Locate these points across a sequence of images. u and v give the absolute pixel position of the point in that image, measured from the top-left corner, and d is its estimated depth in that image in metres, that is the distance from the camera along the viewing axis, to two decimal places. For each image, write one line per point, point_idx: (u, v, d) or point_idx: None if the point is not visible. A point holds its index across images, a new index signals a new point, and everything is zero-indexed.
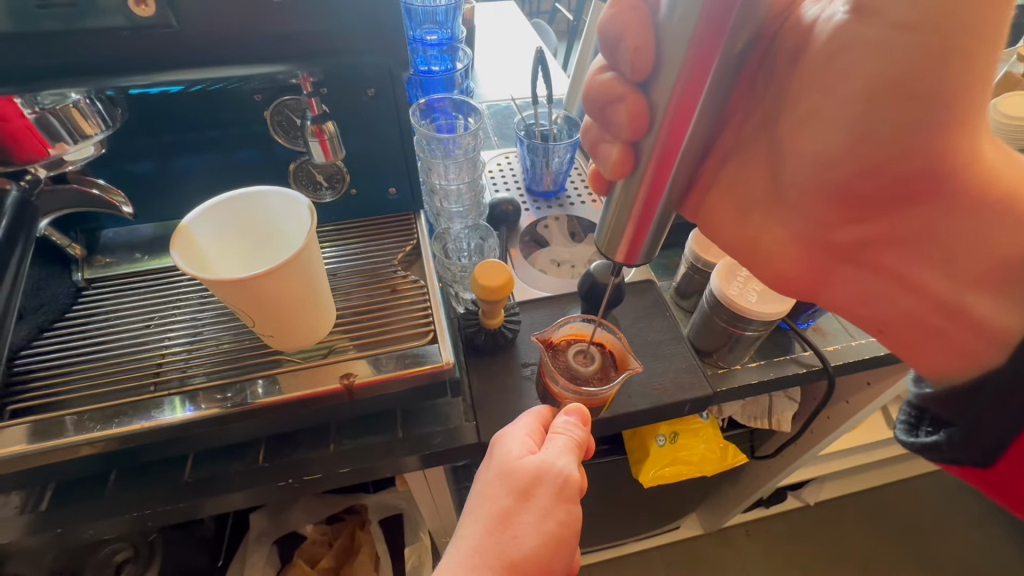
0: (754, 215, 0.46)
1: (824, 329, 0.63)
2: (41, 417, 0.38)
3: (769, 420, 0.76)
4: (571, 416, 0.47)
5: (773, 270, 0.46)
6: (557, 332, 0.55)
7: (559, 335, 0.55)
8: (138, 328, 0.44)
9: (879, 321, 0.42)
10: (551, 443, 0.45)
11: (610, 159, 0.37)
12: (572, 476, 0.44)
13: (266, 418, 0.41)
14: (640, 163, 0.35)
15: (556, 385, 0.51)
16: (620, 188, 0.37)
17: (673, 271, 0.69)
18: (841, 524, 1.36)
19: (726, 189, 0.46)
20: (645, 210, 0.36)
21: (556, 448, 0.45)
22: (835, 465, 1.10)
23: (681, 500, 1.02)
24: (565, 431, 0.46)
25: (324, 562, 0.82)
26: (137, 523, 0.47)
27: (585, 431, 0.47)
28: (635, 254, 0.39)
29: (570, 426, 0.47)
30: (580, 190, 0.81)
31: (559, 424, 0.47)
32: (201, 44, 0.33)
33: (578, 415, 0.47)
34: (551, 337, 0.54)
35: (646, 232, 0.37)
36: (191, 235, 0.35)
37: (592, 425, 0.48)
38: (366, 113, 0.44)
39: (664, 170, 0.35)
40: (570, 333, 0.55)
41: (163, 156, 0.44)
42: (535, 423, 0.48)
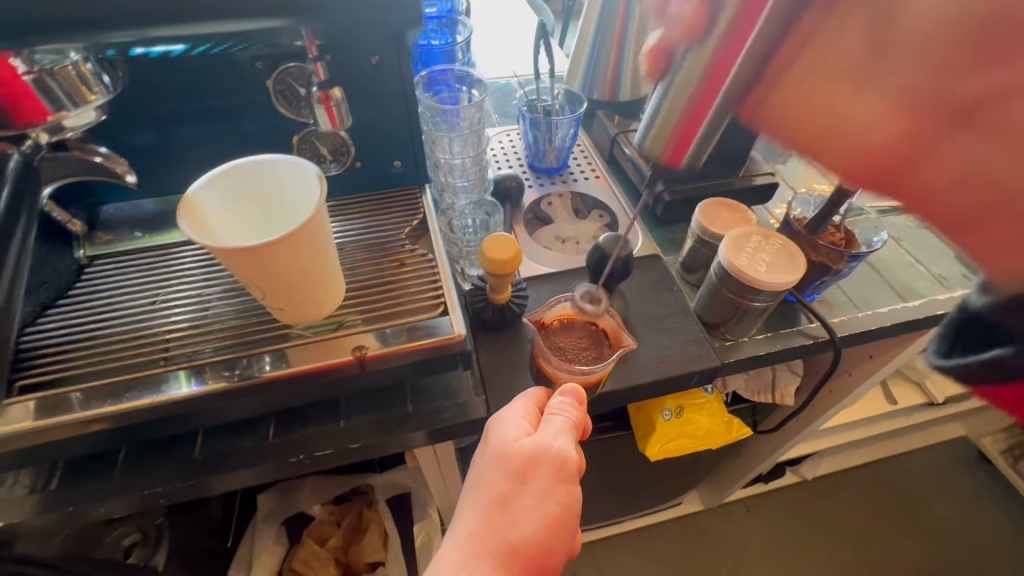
0: (833, 93, 0.31)
1: (830, 300, 0.63)
2: (48, 394, 0.37)
3: (772, 394, 0.77)
4: (567, 396, 0.47)
5: (851, 153, 0.32)
6: (549, 312, 0.55)
7: (551, 315, 0.55)
8: (144, 304, 0.44)
9: (964, 216, 0.29)
10: (548, 424, 0.45)
11: (683, 18, 0.35)
12: (570, 457, 0.44)
13: (276, 393, 0.41)
14: (710, 31, 0.33)
15: (550, 365, 0.50)
16: (682, 74, 0.37)
17: (679, 247, 0.69)
18: (839, 498, 1.38)
19: (804, 71, 0.32)
20: (701, 99, 0.36)
21: (553, 428, 0.45)
22: (835, 440, 1.12)
23: (684, 475, 1.03)
24: (561, 411, 0.46)
25: (333, 541, 0.84)
26: (148, 500, 0.47)
27: (581, 412, 0.47)
28: (681, 156, 0.40)
29: (565, 406, 0.46)
30: (583, 166, 0.81)
31: (554, 405, 0.46)
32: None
33: (573, 396, 0.47)
34: (543, 318, 0.54)
35: (695, 132, 0.38)
36: (199, 204, 0.33)
37: (588, 405, 0.47)
38: (370, 80, 0.43)
39: (729, 53, 0.33)
40: (563, 313, 0.55)
41: (163, 126, 0.43)
42: (531, 406, 0.48)
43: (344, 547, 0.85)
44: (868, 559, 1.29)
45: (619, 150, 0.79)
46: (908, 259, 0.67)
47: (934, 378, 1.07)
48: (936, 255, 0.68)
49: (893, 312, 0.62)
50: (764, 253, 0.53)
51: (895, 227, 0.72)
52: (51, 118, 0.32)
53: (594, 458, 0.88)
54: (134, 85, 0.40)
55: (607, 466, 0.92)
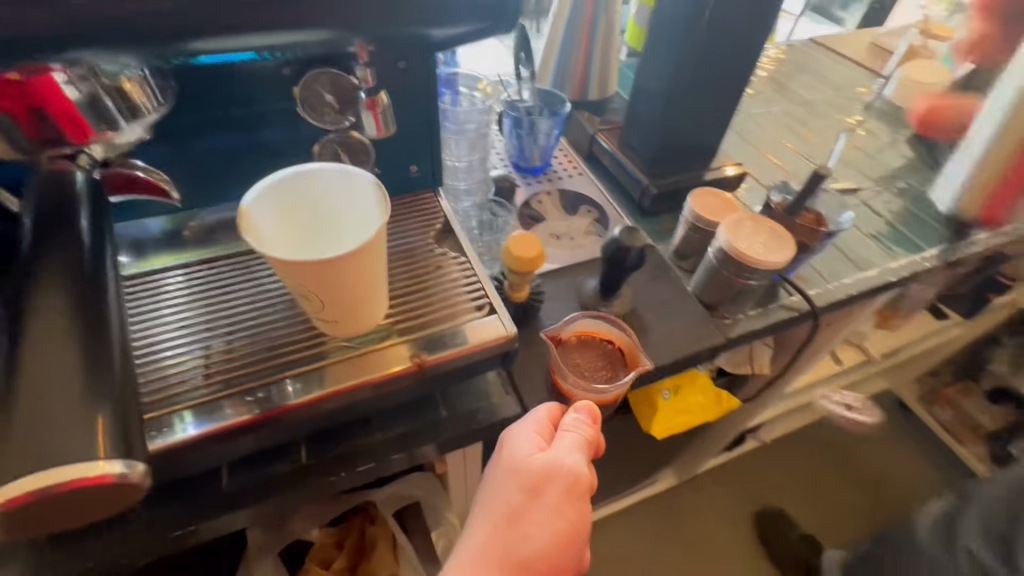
0: None
1: (803, 275, 0.70)
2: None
3: (751, 365, 0.84)
4: (580, 413, 0.49)
5: None
6: (567, 329, 0.59)
7: (568, 331, 0.59)
8: (168, 328, 0.41)
9: None
10: (561, 440, 0.47)
11: None
12: (581, 474, 0.45)
13: (322, 412, 0.41)
14: None
15: (568, 383, 0.54)
16: None
17: (666, 236, 0.74)
18: (792, 457, 1.52)
19: None
20: None
21: (566, 445, 0.46)
22: (792, 404, 1.23)
23: (668, 450, 1.10)
24: (574, 428, 0.48)
25: (338, 564, 0.81)
26: (174, 545, 0.44)
27: (594, 429, 0.49)
28: None
29: (579, 423, 0.48)
30: (565, 163, 0.83)
31: (568, 422, 0.48)
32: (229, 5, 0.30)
33: (586, 412, 0.49)
34: (561, 334, 0.58)
35: None
36: (253, 219, 0.32)
37: (600, 422, 0.50)
38: (397, 86, 0.43)
39: None
40: (580, 330, 0.59)
41: (172, 140, 0.40)
42: (545, 421, 0.49)
43: (351, 568, 0.82)
44: (820, 510, 1.44)
45: (599, 146, 0.83)
46: (861, 235, 0.77)
47: (871, 338, 1.21)
48: (879, 231, 0.79)
49: (856, 282, 0.70)
50: (758, 235, 0.58)
51: None
52: (95, 134, 0.32)
53: None
54: None
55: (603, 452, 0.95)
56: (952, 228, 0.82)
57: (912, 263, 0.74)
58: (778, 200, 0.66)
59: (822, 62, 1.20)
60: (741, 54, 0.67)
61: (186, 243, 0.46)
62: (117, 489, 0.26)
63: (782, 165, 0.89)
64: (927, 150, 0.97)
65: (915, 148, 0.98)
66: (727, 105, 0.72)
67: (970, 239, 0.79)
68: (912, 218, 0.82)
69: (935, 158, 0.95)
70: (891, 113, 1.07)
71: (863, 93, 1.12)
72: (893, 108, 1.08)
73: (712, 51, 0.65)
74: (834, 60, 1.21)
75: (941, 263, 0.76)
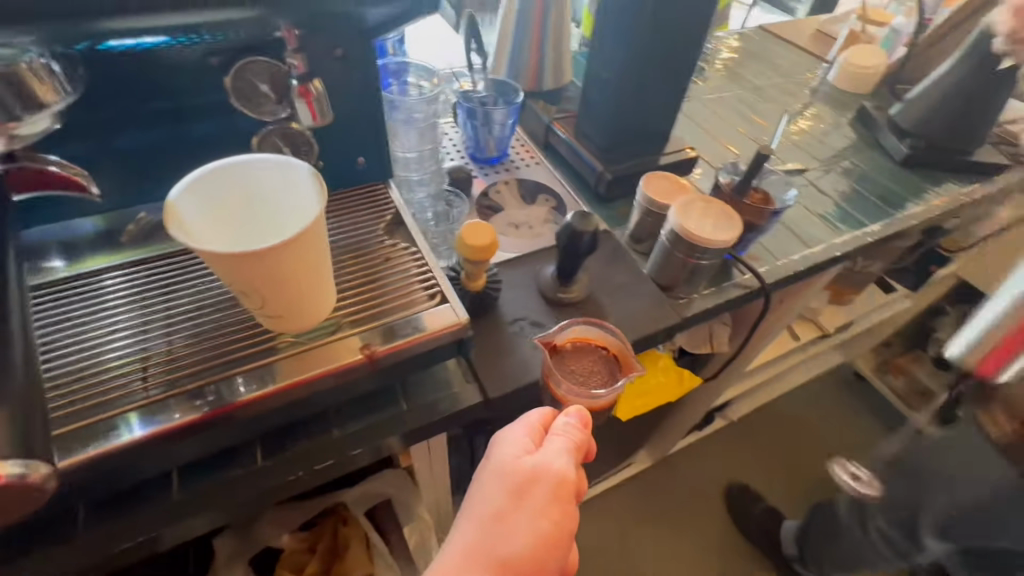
0: None
1: (755, 254, 0.73)
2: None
3: (711, 344, 0.87)
4: (572, 418, 0.48)
5: None
6: (561, 335, 0.57)
7: (562, 337, 0.57)
8: (100, 334, 0.39)
9: None
10: (551, 444, 0.46)
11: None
12: (569, 478, 0.44)
13: (272, 409, 0.40)
14: None
15: (561, 389, 0.53)
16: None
17: (622, 221, 0.76)
18: (758, 431, 1.58)
19: None
20: None
21: (555, 448, 0.45)
22: (755, 381, 1.27)
23: (638, 433, 1.13)
24: (565, 432, 0.47)
25: (310, 567, 0.80)
26: (127, 556, 0.42)
27: (585, 434, 0.48)
28: None
29: (570, 427, 0.48)
30: (522, 153, 0.83)
31: (559, 425, 0.48)
32: None
33: (577, 417, 0.48)
34: (555, 341, 0.56)
35: None
36: (181, 214, 0.31)
37: (592, 426, 0.49)
38: (334, 74, 0.42)
39: None
40: (574, 337, 0.57)
41: (98, 134, 0.38)
42: (536, 424, 0.48)
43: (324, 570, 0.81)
44: (785, 481, 1.50)
45: (554, 135, 0.83)
46: (808, 215, 0.80)
47: (825, 313, 1.26)
48: (826, 210, 0.82)
49: (805, 258, 0.73)
50: (709, 216, 0.60)
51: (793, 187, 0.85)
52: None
53: None
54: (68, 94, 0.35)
55: None
56: (893, 205, 0.85)
57: (855, 239, 0.78)
58: (725, 181, 0.68)
59: (771, 49, 1.24)
60: (688, 40, 0.68)
61: (124, 245, 0.44)
62: (25, 492, 0.26)
63: (734, 149, 0.92)
64: (869, 131, 1.01)
65: (857, 129, 1.03)
66: (676, 91, 0.74)
67: (909, 215, 0.84)
68: (855, 195, 0.86)
69: (876, 137, 1.00)
70: (836, 97, 1.11)
71: (809, 78, 1.16)
72: (838, 91, 1.13)
73: (659, 39, 0.66)
74: (782, 47, 1.25)
75: (882, 238, 0.79)
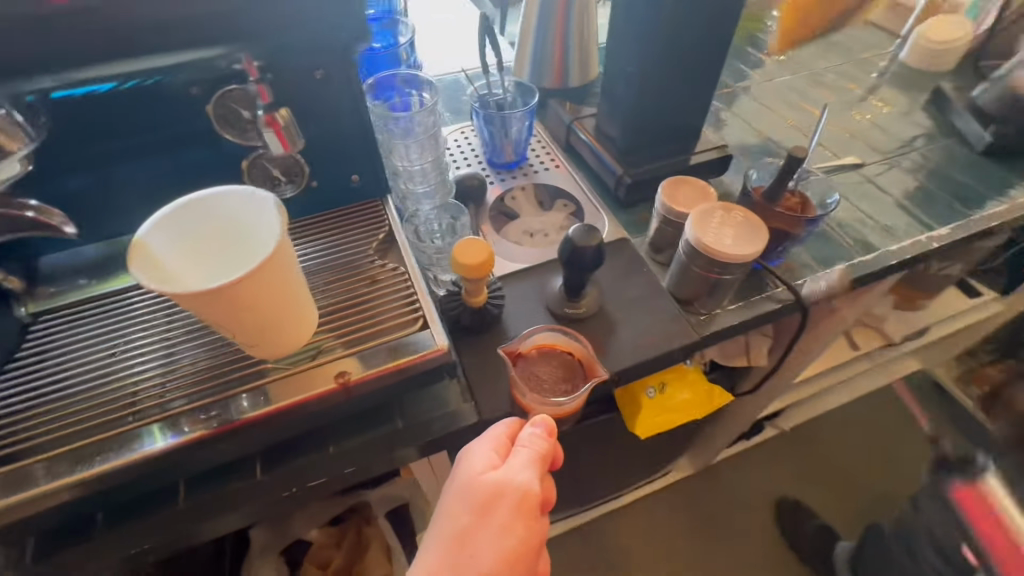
0: None
1: (792, 264, 0.66)
2: (17, 467, 0.37)
3: (747, 357, 0.80)
4: (536, 428, 0.47)
5: None
6: (525, 343, 0.56)
7: (527, 345, 0.56)
8: (101, 358, 0.41)
9: None
10: (515, 456, 0.45)
11: None
12: (532, 491, 0.43)
13: (267, 430, 0.41)
14: None
15: (524, 398, 0.52)
16: None
17: (643, 228, 0.71)
18: (814, 443, 1.46)
19: None
20: None
21: (519, 461, 0.45)
22: (807, 392, 1.17)
23: (673, 445, 1.07)
24: (529, 443, 0.46)
25: (335, 564, 0.84)
26: (140, 557, 0.45)
27: (551, 443, 0.47)
28: None
29: (535, 437, 0.47)
30: (542, 157, 0.80)
31: (524, 436, 0.47)
32: (121, 30, 0.33)
33: (543, 426, 0.47)
34: (518, 349, 0.55)
35: None
36: (151, 249, 0.31)
37: (558, 434, 0.48)
38: (317, 96, 0.42)
39: None
40: (539, 343, 0.56)
41: (97, 167, 0.40)
42: (501, 436, 0.47)
43: (348, 566, 0.84)
44: (841, 497, 1.38)
45: (575, 137, 0.79)
46: (859, 216, 0.72)
47: (891, 320, 1.13)
48: (883, 210, 0.73)
49: (851, 267, 0.65)
50: (728, 226, 0.55)
51: (843, 186, 0.77)
52: None
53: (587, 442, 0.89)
54: (65, 133, 0.37)
55: (598, 451, 0.94)
56: (968, 202, 0.74)
57: (916, 244, 0.68)
58: (755, 186, 0.62)
59: None
60: (717, 30, 0.62)
61: None
62: None
63: (777, 144, 0.84)
64: (944, 116, 0.89)
65: (931, 115, 0.90)
66: (704, 87, 0.68)
67: (988, 214, 0.72)
68: (921, 192, 0.76)
69: (952, 123, 0.87)
70: (907, 78, 0.98)
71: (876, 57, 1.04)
72: (910, 72, 1.00)
73: (679, 32, 0.61)
74: None
75: (951, 243, 0.69)
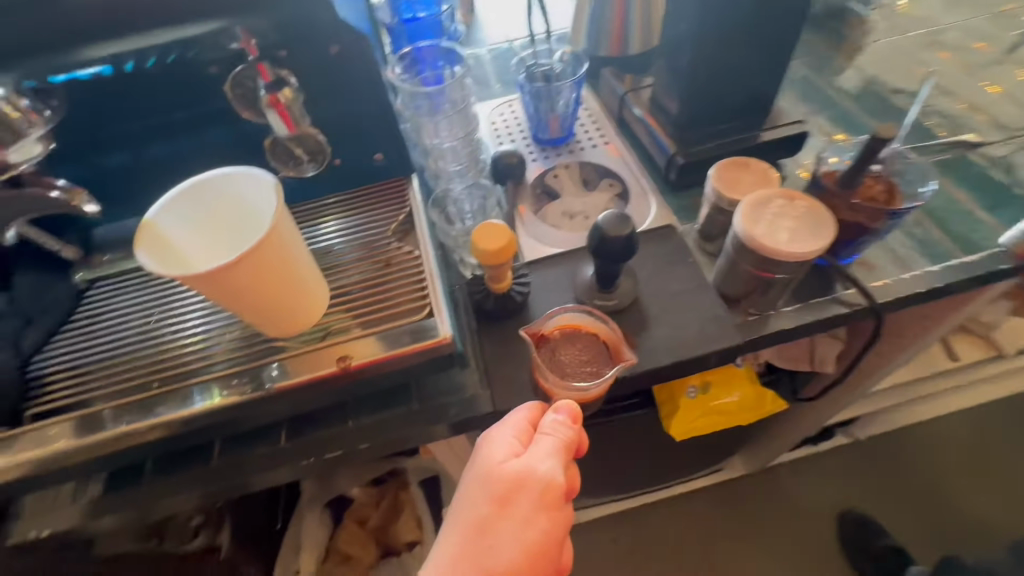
0: None
1: (871, 261, 0.57)
2: (88, 412, 0.40)
3: (810, 363, 0.71)
4: (560, 414, 0.43)
5: None
6: (548, 324, 0.52)
7: (550, 326, 0.52)
8: (139, 324, 0.45)
9: None
10: (538, 445, 0.41)
11: None
12: (556, 481, 0.39)
13: (289, 402, 0.42)
14: None
15: (547, 381, 0.49)
16: None
17: (695, 214, 0.64)
18: (895, 456, 1.30)
19: None
20: None
21: (542, 450, 0.41)
22: (887, 402, 1.04)
23: (723, 446, 0.99)
24: (553, 431, 0.42)
25: (371, 522, 0.90)
26: (179, 505, 0.49)
27: (575, 431, 0.42)
28: None
29: (558, 425, 0.42)
30: (591, 132, 0.75)
31: (547, 423, 0.42)
32: (89, 13, 0.34)
33: (567, 413, 0.43)
34: (541, 330, 0.51)
35: None
36: (159, 228, 0.34)
37: (583, 421, 0.43)
38: (335, 71, 0.41)
39: None
40: (564, 324, 0.52)
41: (133, 147, 0.43)
42: (523, 422, 0.43)
43: (384, 525, 0.91)
44: (921, 519, 1.23)
45: (628, 111, 0.73)
46: (965, 207, 0.60)
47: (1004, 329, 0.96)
48: (1000, 202, 0.61)
49: (946, 270, 0.55)
50: (786, 219, 0.48)
51: (951, 170, 0.64)
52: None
53: (624, 435, 0.85)
54: (89, 110, 0.40)
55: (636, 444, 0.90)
56: None
57: None
58: (828, 172, 0.54)
59: None
60: None
61: None
62: None
63: (874, 119, 0.71)
64: None
65: None
66: (778, 54, 0.59)
67: None
68: None
69: None
70: None
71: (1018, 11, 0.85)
72: None
73: None
74: None
75: None
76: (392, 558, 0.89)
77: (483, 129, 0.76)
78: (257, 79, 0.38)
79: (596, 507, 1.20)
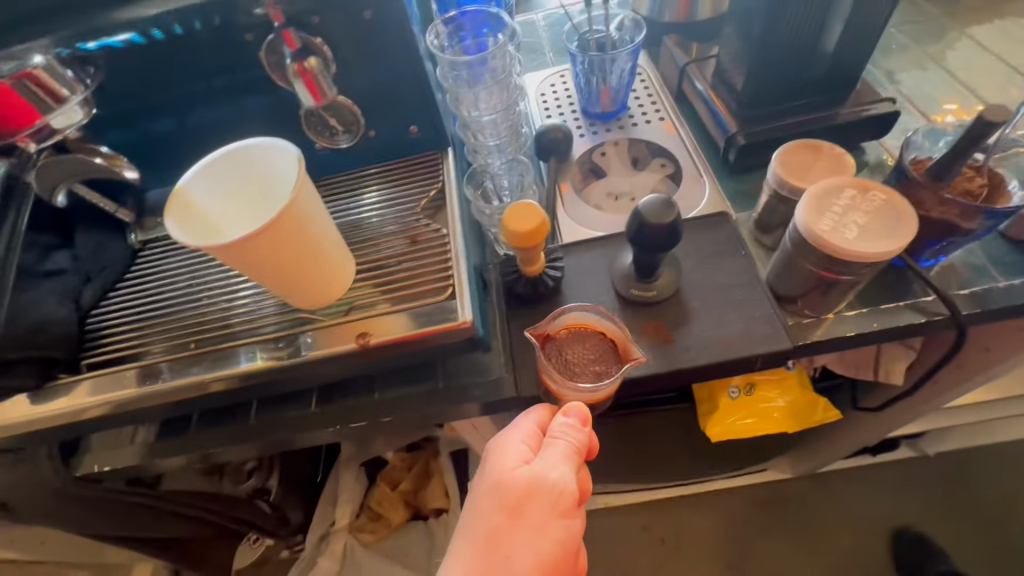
0: None
1: (957, 265, 0.50)
2: (144, 364, 0.43)
3: (875, 372, 0.64)
4: (570, 417, 0.41)
5: None
6: (554, 324, 0.50)
7: (556, 326, 0.50)
8: (182, 286, 0.47)
9: None
10: (549, 449, 0.40)
11: None
12: (567, 489, 0.38)
13: (318, 371, 0.43)
14: None
15: (554, 383, 0.46)
16: None
17: (753, 200, 0.59)
18: (969, 476, 1.18)
19: None
20: None
21: (553, 455, 0.40)
22: (964, 419, 0.93)
23: (767, 448, 0.94)
24: (563, 434, 0.40)
25: (403, 485, 0.93)
26: (219, 456, 0.53)
27: (585, 433, 0.41)
28: None
29: (568, 428, 0.41)
30: (645, 105, 0.69)
31: (555, 427, 0.41)
32: None
33: (577, 416, 0.41)
34: (547, 330, 0.49)
35: None
36: (190, 196, 0.35)
37: (592, 424, 0.42)
38: (368, 39, 0.40)
39: None
40: (570, 323, 0.50)
41: (176, 113, 0.44)
42: (532, 427, 0.42)
43: (415, 490, 0.94)
44: (995, 548, 1.12)
45: (689, 84, 0.67)
46: None
47: None
48: None
49: None
50: (859, 213, 0.42)
51: None
52: (40, 121, 0.36)
53: (660, 428, 0.82)
54: (131, 75, 0.41)
55: (672, 438, 0.86)
56: None
57: None
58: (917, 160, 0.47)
59: None
60: None
61: None
62: None
63: (987, 98, 0.61)
64: None
65: None
66: (874, 20, 0.51)
67: None
68: None
69: None
70: None
71: None
72: None
73: None
74: None
75: None
76: (418, 522, 0.93)
77: (531, 101, 0.72)
78: (283, 46, 0.38)
79: (628, 495, 1.18)
